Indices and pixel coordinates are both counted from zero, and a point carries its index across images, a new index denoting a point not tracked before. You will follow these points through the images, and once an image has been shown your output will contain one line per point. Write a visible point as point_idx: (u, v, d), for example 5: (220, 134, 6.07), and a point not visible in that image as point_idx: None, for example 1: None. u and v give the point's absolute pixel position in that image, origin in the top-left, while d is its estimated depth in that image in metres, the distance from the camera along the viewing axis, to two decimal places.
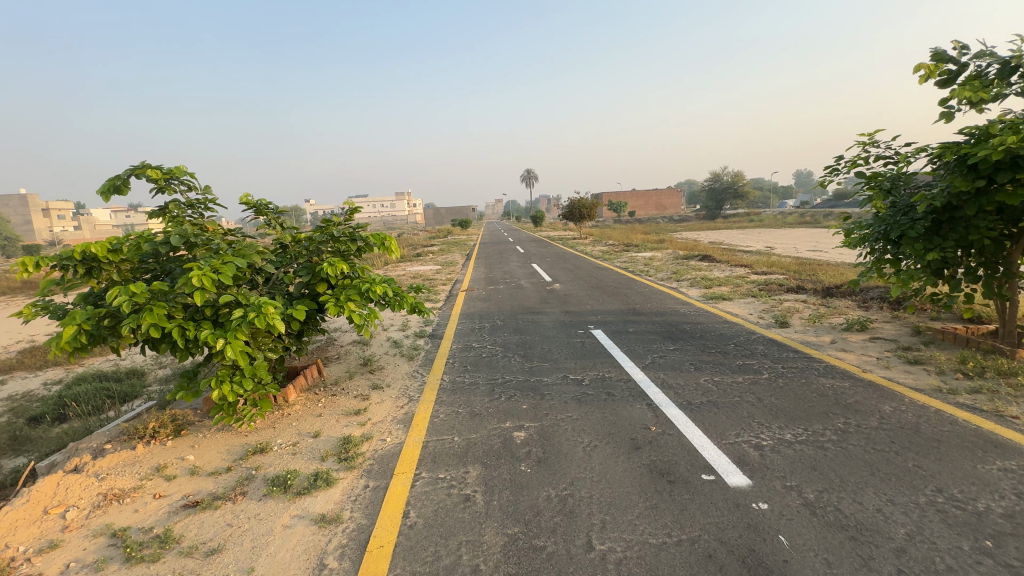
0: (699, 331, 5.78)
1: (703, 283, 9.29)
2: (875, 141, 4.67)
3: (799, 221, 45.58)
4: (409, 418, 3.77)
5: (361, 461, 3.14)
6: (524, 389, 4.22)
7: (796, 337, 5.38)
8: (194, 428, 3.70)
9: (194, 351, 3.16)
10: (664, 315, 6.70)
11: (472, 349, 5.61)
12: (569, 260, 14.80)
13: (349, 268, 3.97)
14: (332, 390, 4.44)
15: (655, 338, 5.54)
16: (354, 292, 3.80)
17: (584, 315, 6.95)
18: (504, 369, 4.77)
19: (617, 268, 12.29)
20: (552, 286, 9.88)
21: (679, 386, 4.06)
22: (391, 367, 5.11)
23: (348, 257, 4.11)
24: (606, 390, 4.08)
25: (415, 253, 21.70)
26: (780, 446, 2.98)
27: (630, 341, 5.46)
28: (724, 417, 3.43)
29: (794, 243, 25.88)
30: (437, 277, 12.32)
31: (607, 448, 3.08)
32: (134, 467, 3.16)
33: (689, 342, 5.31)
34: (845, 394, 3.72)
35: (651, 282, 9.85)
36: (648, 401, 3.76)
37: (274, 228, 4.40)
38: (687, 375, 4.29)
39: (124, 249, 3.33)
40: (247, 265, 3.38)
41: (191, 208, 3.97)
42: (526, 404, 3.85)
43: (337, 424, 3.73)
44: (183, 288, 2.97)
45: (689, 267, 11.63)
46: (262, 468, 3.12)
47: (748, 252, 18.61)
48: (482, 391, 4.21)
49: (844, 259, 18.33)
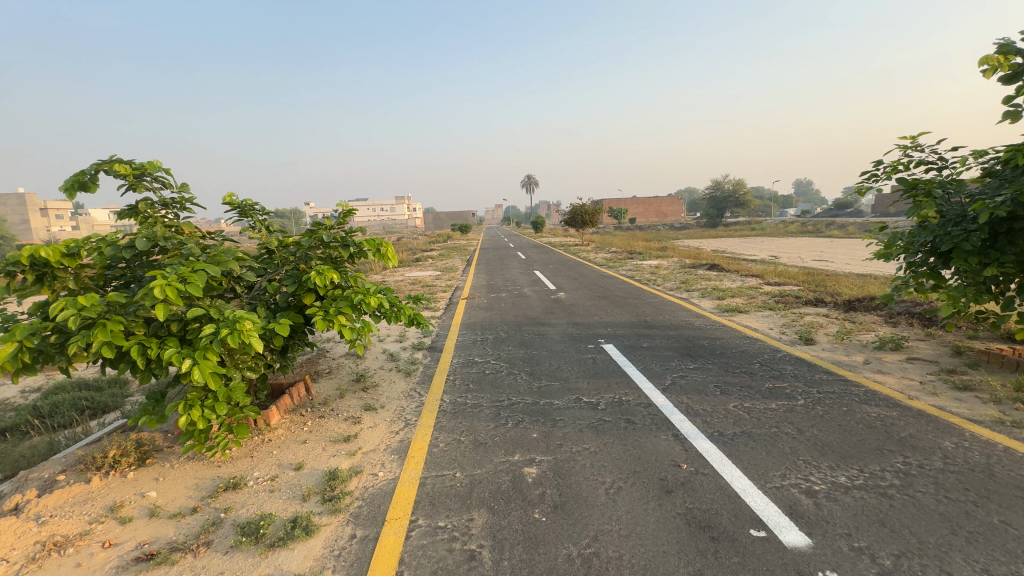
0: (719, 347, 5.36)
1: (715, 294, 8.88)
2: (918, 144, 4.28)
3: (801, 230, 45.32)
4: (405, 448, 3.35)
5: (348, 503, 2.70)
6: (533, 413, 3.80)
7: (826, 357, 4.97)
8: (161, 456, 3.27)
9: (158, 373, 2.74)
10: (679, 329, 6.28)
11: (475, 364, 5.20)
12: (572, 268, 14.42)
13: (340, 277, 3.55)
14: (320, 410, 4.01)
15: (673, 356, 5.12)
16: (345, 305, 3.39)
17: (594, 328, 6.54)
18: (510, 389, 4.34)
19: (622, 277, 11.90)
20: (557, 295, 9.47)
21: (707, 413, 3.64)
22: (386, 385, 4.68)
23: (340, 265, 3.70)
24: (625, 416, 3.66)
25: (414, 258, 21.32)
26: (836, 493, 2.56)
27: (646, 359, 5.04)
28: (763, 453, 3.01)
29: (799, 252, 25.55)
30: (436, 284, 11.90)
31: (634, 491, 2.66)
32: (85, 506, 2.72)
33: (710, 360, 4.89)
34: (896, 426, 3.30)
35: (660, 292, 9.45)
36: (674, 431, 3.34)
37: (259, 231, 4.01)
38: (714, 400, 3.87)
39: (82, 254, 2.91)
40: (222, 273, 2.96)
41: (165, 209, 3.59)
42: (536, 433, 3.44)
43: (323, 453, 3.31)
44: (144, 300, 2.55)
45: (698, 276, 11.22)
46: (233, 510, 2.68)
47: (753, 261, 18.24)
48: (486, 416, 3.78)
49: (850, 269, 18.04)
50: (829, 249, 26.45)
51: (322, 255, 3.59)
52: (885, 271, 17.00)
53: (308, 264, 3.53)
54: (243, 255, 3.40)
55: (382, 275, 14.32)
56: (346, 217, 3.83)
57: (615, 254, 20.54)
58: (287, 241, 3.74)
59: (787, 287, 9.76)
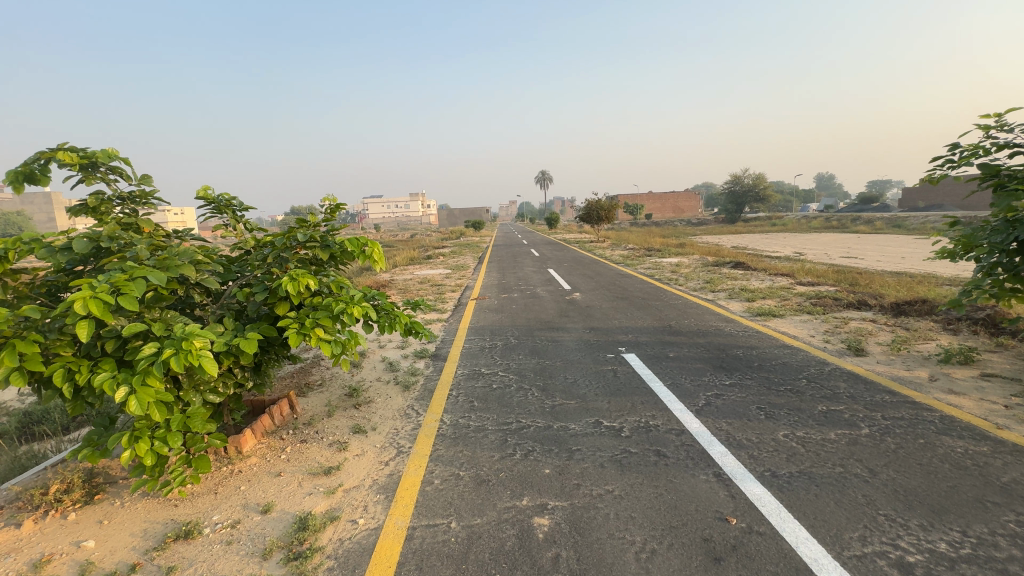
0: (757, 359, 4.74)
1: (745, 295, 8.20)
2: (1004, 124, 3.60)
3: (824, 225, 43.84)
4: (393, 484, 2.84)
5: (316, 564, 2.20)
6: (545, 441, 3.26)
7: (883, 372, 4.32)
8: (112, 491, 2.82)
9: (91, 402, 2.28)
10: (708, 336, 5.67)
11: (481, 376, 4.67)
12: (587, 266, 13.80)
13: (320, 282, 3.06)
14: (303, 433, 3.53)
15: (705, 369, 4.52)
16: (324, 315, 2.89)
17: (613, 334, 5.95)
18: (519, 409, 3.81)
19: (641, 275, 11.23)
20: (573, 296, 8.89)
21: (753, 444, 3.06)
22: (381, 401, 4.18)
23: (321, 268, 3.20)
24: (654, 447, 3.09)
25: (426, 256, 20.87)
26: (939, 568, 1.96)
27: (674, 372, 4.46)
28: (831, 504, 2.43)
29: (826, 249, 24.47)
30: (446, 284, 11.41)
31: (671, 555, 2.11)
32: (6, 562, 2.27)
33: (748, 376, 4.28)
34: (993, 468, 2.68)
35: (684, 292, 8.80)
36: (715, 470, 2.77)
37: (235, 231, 3.53)
38: (759, 428, 3.28)
39: (11, 258, 2.45)
40: (173, 281, 2.49)
41: (122, 203, 3.13)
42: (549, 469, 2.90)
43: (298, 491, 2.81)
44: (65, 316, 2.08)
45: (724, 275, 10.51)
46: (177, 570, 2.20)
47: (778, 259, 17.39)
48: (490, 444, 3.26)
49: (881, 267, 17.08)
50: (857, 246, 25.36)
51: (300, 257, 3.09)
52: (922, 271, 15.98)
53: (284, 268, 3.04)
54: (206, 257, 2.92)
55: (390, 274, 13.89)
56: (333, 212, 3.35)
57: (632, 250, 19.82)
58: (261, 242, 3.26)
59: (822, 287, 9.00)
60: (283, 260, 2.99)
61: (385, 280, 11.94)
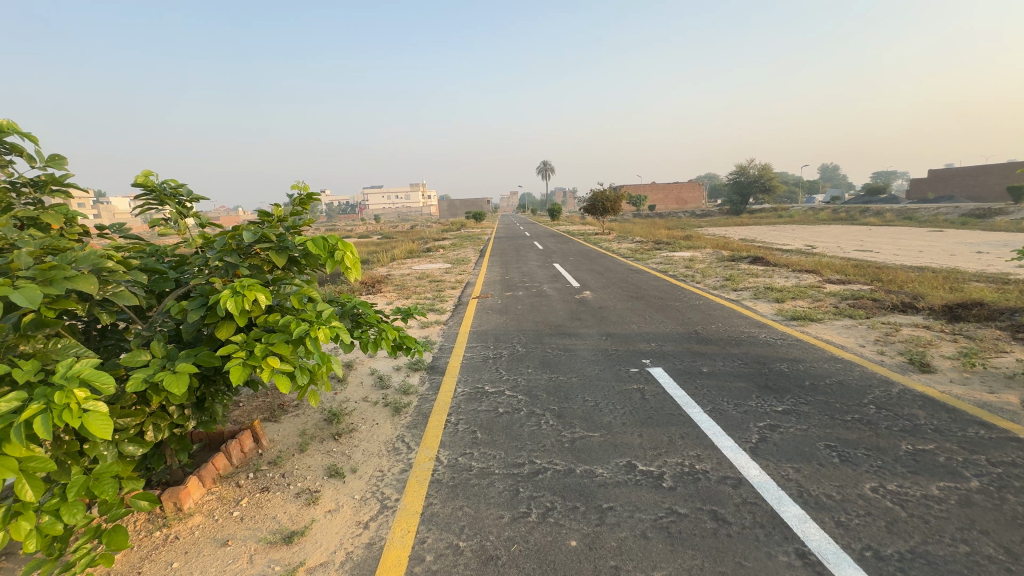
0: (807, 377, 4.06)
1: (772, 295, 7.48)
2: None
3: (832, 218, 42.91)
4: (371, 563, 2.16)
5: None
6: (570, 495, 2.58)
7: (965, 396, 3.62)
8: (5, 570, 2.16)
9: None
10: (743, 346, 4.97)
11: (485, 397, 3.99)
12: (594, 260, 13.05)
13: (277, 295, 2.37)
14: (266, 476, 2.86)
15: (748, 391, 3.83)
16: (281, 340, 2.20)
17: (633, 341, 5.26)
18: (533, 444, 3.13)
19: (654, 271, 10.50)
20: (583, 295, 8.18)
21: (836, 505, 2.38)
22: (365, 430, 3.51)
23: (283, 275, 2.51)
24: (707, 505, 2.42)
25: (426, 248, 20.10)
26: None
27: (712, 395, 3.78)
28: None
29: (840, 242, 23.64)
30: (446, 280, 10.71)
31: None
32: None
33: (803, 401, 3.60)
34: None
35: (704, 291, 8.09)
36: (798, 548, 2.09)
37: (178, 228, 2.92)
38: (836, 478, 2.60)
39: None
40: (59, 301, 1.82)
41: (23, 192, 2.44)
42: (576, 540, 2.22)
43: (246, 571, 2.13)
44: None
45: (745, 272, 9.77)
46: None
47: (794, 253, 16.62)
48: (499, 497, 2.58)
49: (901, 261, 16.30)
50: (870, 239, 24.48)
51: (254, 260, 2.40)
52: (946, 266, 15.21)
53: (231, 276, 2.35)
54: (123, 263, 2.25)
55: (387, 269, 13.21)
56: (304, 203, 2.66)
57: (640, 243, 19.06)
58: (208, 242, 2.59)
59: (854, 286, 8.27)
60: (230, 265, 2.31)
61: (381, 276, 11.25)
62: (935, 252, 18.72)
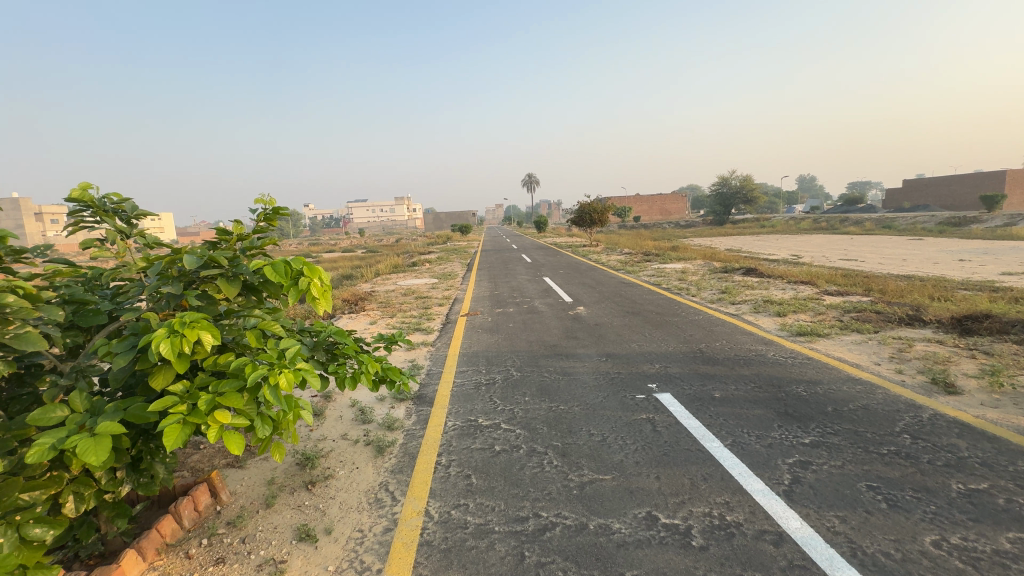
0: (828, 402, 3.74)
1: (772, 308, 7.23)
2: None
3: (813, 227, 43.58)
4: None
5: None
6: (585, 560, 2.17)
7: (1003, 421, 3.32)
8: None
9: None
10: (754, 366, 4.65)
11: (479, 432, 3.58)
12: (585, 273, 12.76)
13: (230, 332, 1.95)
14: (221, 544, 2.40)
15: (769, 420, 3.49)
16: (233, 388, 1.78)
17: (635, 363, 4.91)
18: (538, 493, 2.73)
19: (647, 284, 10.23)
20: (577, 311, 7.83)
21: (900, 567, 2.03)
22: (344, 477, 3.07)
23: (240, 305, 2.10)
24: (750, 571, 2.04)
25: (413, 263, 19.62)
26: None
27: (730, 425, 3.43)
28: None
29: (826, 251, 23.81)
30: (433, 296, 10.28)
31: None
32: None
33: (830, 430, 3.27)
34: None
35: (701, 305, 7.81)
36: None
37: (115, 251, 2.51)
38: (890, 530, 2.26)
39: None
40: None
41: None
42: None
43: None
44: None
45: (740, 284, 9.55)
46: None
47: (782, 263, 16.58)
48: (501, 566, 2.17)
49: (888, 270, 16.36)
50: (853, 248, 24.74)
51: (203, 288, 1.99)
52: (933, 274, 15.27)
53: (173, 309, 1.93)
54: (34, 296, 1.83)
55: (371, 285, 12.73)
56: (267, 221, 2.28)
57: (629, 256, 18.89)
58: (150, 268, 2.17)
59: (853, 297, 8.08)
60: (171, 295, 1.89)
61: (365, 293, 10.79)
62: (919, 261, 18.89)
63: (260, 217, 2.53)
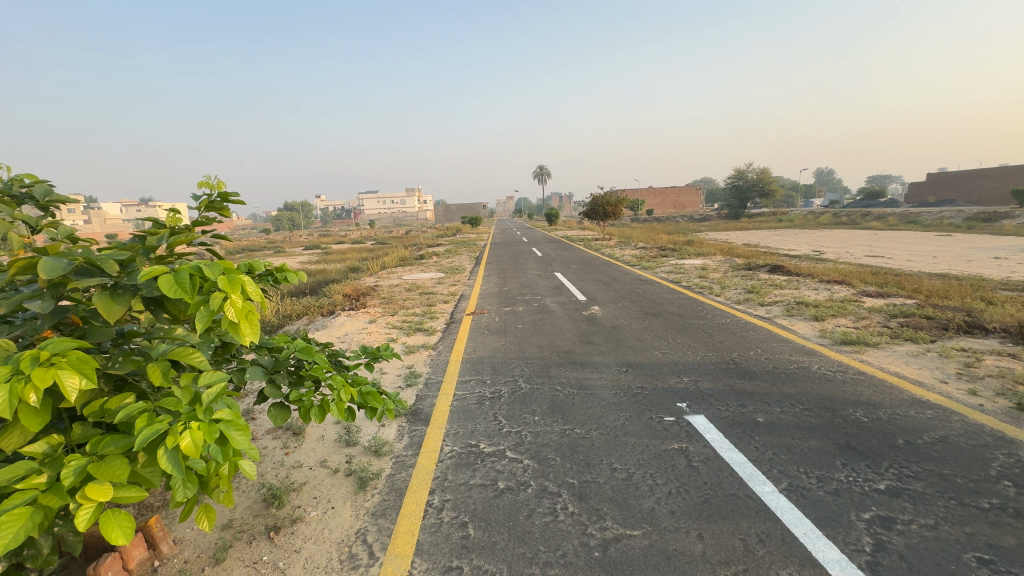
0: (897, 433, 3.12)
1: (808, 311, 6.57)
2: None
3: (833, 222, 42.26)
4: None
5: None
6: None
7: None
8: None
9: None
10: (798, 383, 4.04)
11: (480, 462, 3.04)
12: (599, 269, 12.12)
13: (127, 367, 1.41)
14: None
15: (828, 456, 2.90)
16: (118, 450, 1.25)
17: (660, 375, 4.32)
18: (550, 556, 2.16)
19: (666, 282, 9.58)
20: (592, 311, 7.24)
21: None
22: (315, 520, 2.54)
23: (152, 326, 1.56)
24: None
25: (420, 256, 19.12)
26: None
27: (783, 462, 2.84)
28: None
29: (850, 247, 22.73)
30: (439, 292, 9.74)
31: None
32: None
33: (908, 473, 2.67)
34: None
35: (728, 307, 7.17)
36: None
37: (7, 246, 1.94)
38: None
39: None
40: None
41: None
42: None
43: None
44: None
45: (768, 283, 8.84)
46: None
47: (807, 259, 15.73)
48: None
49: (919, 268, 15.47)
50: (878, 244, 23.65)
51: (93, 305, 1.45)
52: (969, 273, 14.34)
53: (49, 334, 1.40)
54: None
55: (375, 280, 12.25)
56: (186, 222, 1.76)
57: (645, 250, 18.12)
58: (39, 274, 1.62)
59: (896, 300, 7.36)
60: (44, 315, 1.36)
61: (368, 287, 10.30)
62: (951, 258, 17.91)
63: (202, 205, 2.12)
